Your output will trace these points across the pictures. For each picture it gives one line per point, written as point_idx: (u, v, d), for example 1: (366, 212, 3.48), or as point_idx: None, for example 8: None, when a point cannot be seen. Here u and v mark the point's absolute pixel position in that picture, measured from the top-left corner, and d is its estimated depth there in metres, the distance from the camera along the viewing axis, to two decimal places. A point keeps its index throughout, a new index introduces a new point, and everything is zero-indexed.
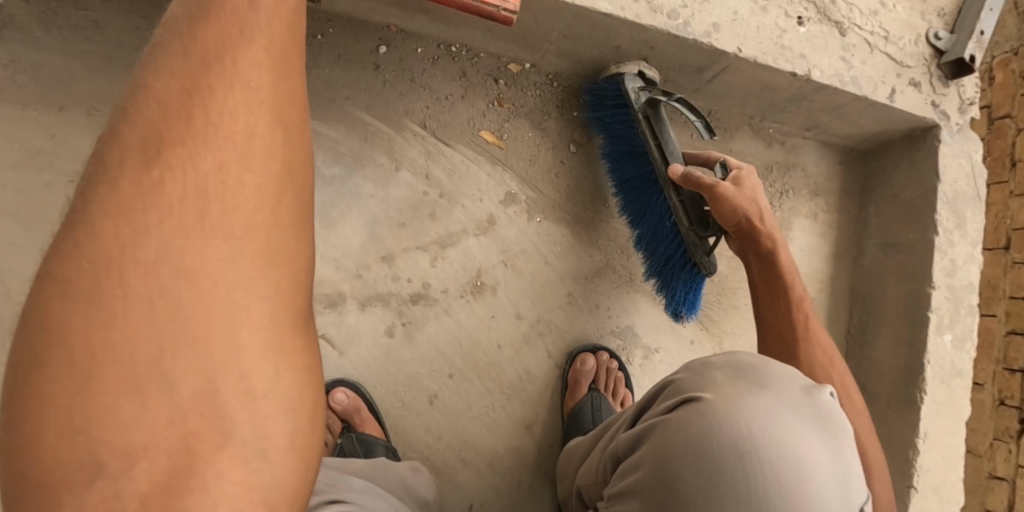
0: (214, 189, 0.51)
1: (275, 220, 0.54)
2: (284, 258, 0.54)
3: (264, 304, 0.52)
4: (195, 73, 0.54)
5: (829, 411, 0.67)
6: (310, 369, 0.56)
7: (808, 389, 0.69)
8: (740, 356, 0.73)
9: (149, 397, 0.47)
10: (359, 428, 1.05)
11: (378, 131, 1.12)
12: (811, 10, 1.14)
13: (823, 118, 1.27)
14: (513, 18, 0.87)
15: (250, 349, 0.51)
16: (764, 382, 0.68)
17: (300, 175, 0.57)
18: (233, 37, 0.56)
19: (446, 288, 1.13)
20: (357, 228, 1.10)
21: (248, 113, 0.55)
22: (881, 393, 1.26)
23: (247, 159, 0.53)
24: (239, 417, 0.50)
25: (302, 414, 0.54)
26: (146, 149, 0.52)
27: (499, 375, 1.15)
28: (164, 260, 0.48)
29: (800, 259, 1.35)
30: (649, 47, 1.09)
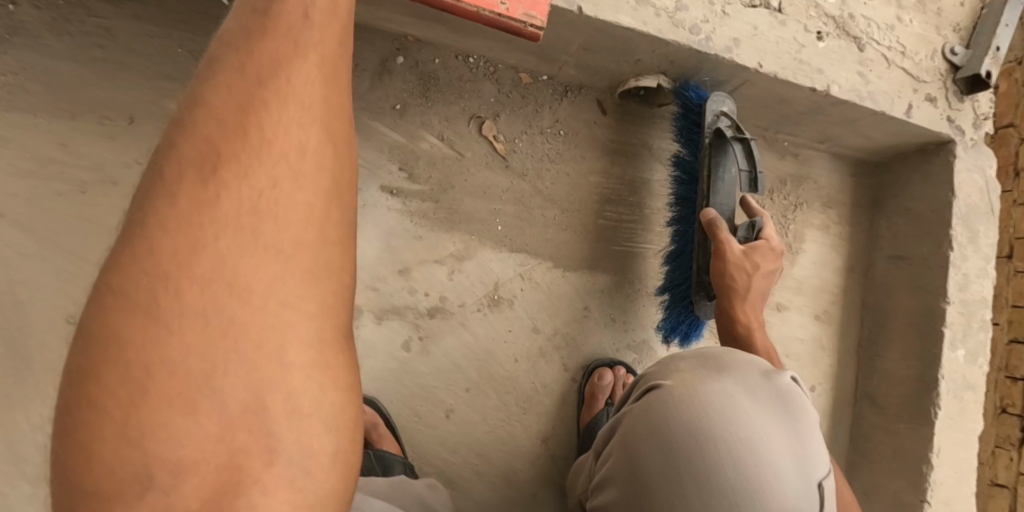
0: (266, 206, 0.52)
1: (322, 237, 0.54)
2: (331, 273, 0.55)
3: (310, 320, 0.53)
4: (252, 89, 0.54)
5: (783, 390, 0.75)
6: (355, 386, 0.57)
7: (763, 372, 0.77)
8: (705, 351, 0.81)
9: (201, 413, 0.48)
10: (376, 444, 1.03)
11: (394, 143, 1.11)
12: (830, 25, 1.14)
13: (838, 131, 1.26)
14: (539, 34, 0.86)
15: (296, 367, 0.52)
16: (721, 366, 0.77)
17: (346, 191, 0.58)
18: (286, 53, 0.55)
19: (463, 301, 1.12)
20: (373, 240, 1.09)
21: (301, 130, 0.54)
22: (893, 406, 1.27)
23: (298, 176, 0.53)
24: (284, 434, 0.52)
25: (345, 436, 0.56)
26: (202, 166, 0.51)
27: (514, 388, 1.14)
28: (218, 278, 0.49)
29: (812, 272, 1.35)
30: (668, 61, 1.09)
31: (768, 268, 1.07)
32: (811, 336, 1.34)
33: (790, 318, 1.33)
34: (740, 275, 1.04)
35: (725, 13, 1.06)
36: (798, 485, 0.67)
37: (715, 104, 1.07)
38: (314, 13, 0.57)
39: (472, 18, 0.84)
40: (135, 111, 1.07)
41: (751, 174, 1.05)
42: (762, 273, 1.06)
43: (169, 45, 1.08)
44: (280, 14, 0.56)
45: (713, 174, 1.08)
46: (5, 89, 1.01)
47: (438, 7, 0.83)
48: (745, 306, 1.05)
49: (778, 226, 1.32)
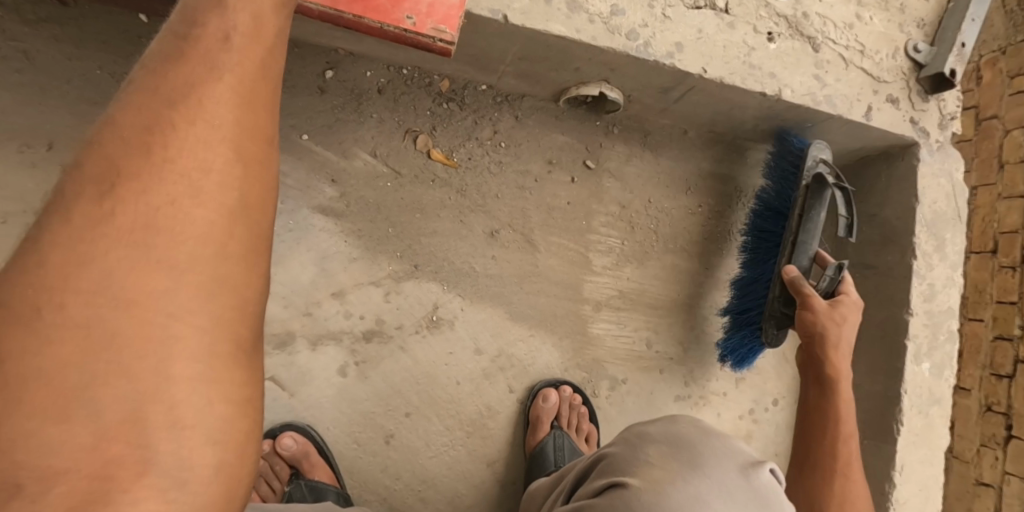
0: (165, 219, 0.45)
1: (223, 253, 0.47)
2: (230, 286, 0.47)
3: (205, 328, 0.45)
4: (161, 109, 0.48)
5: (766, 495, 0.64)
6: (249, 398, 0.47)
7: (744, 467, 0.66)
8: (676, 429, 0.71)
9: (73, 421, 0.40)
10: (307, 474, 1.01)
11: (326, 162, 1.06)
12: (782, 25, 1.08)
13: (798, 136, 1.21)
14: (451, 48, 0.82)
15: (182, 378, 0.43)
16: (698, 462, 0.65)
17: (255, 209, 0.51)
18: (199, 77, 0.50)
19: (401, 323, 1.08)
20: (307, 264, 1.05)
21: (206, 150, 0.48)
22: (858, 420, 1.22)
23: (205, 191, 0.47)
24: (163, 449, 0.42)
25: (230, 448, 0.46)
26: (102, 182, 0.45)
27: (458, 412, 1.10)
28: (107, 288, 0.42)
29: None
30: (609, 69, 1.04)
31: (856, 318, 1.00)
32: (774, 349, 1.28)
33: None
34: (831, 326, 0.96)
35: (666, 16, 1.01)
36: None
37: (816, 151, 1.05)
38: (236, 39, 0.53)
39: (379, 34, 0.80)
40: (56, 137, 1.02)
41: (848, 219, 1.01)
42: (852, 324, 0.98)
43: (89, 67, 1.04)
44: (199, 40, 0.51)
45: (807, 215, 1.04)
46: None
47: (342, 24, 0.79)
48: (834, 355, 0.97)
49: (738, 234, 1.26)
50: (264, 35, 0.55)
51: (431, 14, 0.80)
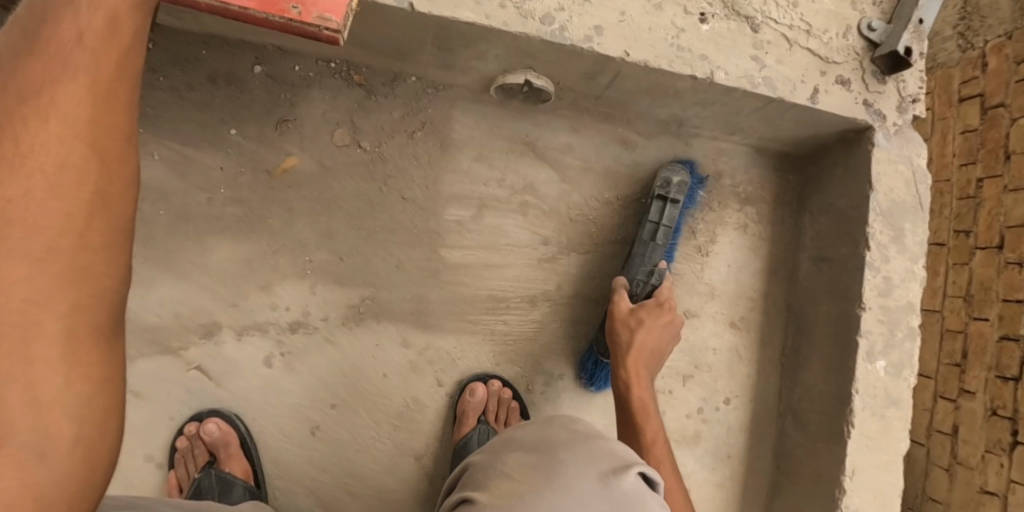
0: (15, 214, 0.44)
1: (81, 245, 0.48)
2: (87, 280, 0.48)
3: (60, 322, 0.46)
4: (12, 119, 0.45)
5: (622, 499, 0.64)
6: (107, 377, 0.50)
7: (604, 474, 0.66)
8: (545, 437, 0.74)
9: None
10: (221, 464, 1.03)
11: (254, 155, 1.08)
12: (716, 5, 1.04)
13: (744, 122, 1.15)
14: (340, 37, 0.81)
15: (39, 367, 0.45)
16: (554, 472, 0.67)
17: (117, 205, 0.51)
18: (55, 86, 0.47)
19: (327, 315, 1.08)
20: (234, 257, 1.07)
21: (62, 142, 0.47)
22: (812, 421, 1.15)
23: (69, 215, 0.47)
24: (21, 425, 0.44)
25: (89, 419, 0.48)
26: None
27: (386, 406, 1.10)
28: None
29: (726, 276, 1.22)
30: (530, 56, 1.02)
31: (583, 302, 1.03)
32: (725, 346, 1.22)
33: (700, 325, 1.21)
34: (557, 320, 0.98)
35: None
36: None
37: (665, 172, 1.12)
38: (89, 41, 0.50)
39: (266, 25, 0.80)
40: None
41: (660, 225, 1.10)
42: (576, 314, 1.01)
43: None
44: (49, 43, 0.48)
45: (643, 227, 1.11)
46: None
47: (230, 16, 0.79)
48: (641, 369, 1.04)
49: (685, 226, 1.21)
50: (123, 29, 0.52)
51: (317, 3, 0.79)
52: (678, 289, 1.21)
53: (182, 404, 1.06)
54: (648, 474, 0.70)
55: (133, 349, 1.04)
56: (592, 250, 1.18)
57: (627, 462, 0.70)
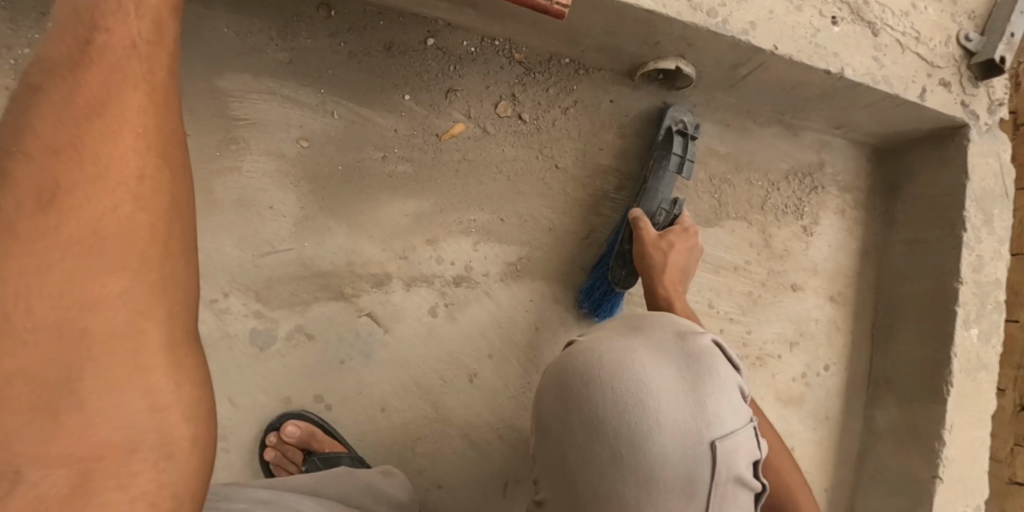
0: (98, 242, 0.48)
1: (163, 273, 0.51)
2: (177, 301, 0.52)
3: (163, 346, 0.50)
4: (80, 128, 0.50)
5: (696, 355, 0.72)
6: (206, 411, 0.53)
7: (679, 334, 0.74)
8: (636, 320, 0.78)
9: (59, 423, 0.45)
10: (319, 450, 1.06)
11: (425, 120, 1.17)
12: (845, 10, 1.19)
13: (851, 116, 1.30)
14: (565, 12, 0.93)
15: (148, 395, 0.49)
16: (635, 327, 0.77)
17: (185, 218, 0.54)
18: (115, 84, 0.52)
19: (487, 271, 1.17)
20: (404, 212, 1.14)
21: (131, 161, 0.51)
22: (905, 385, 1.29)
23: (158, 232, 0.51)
24: (147, 467, 0.48)
25: (202, 462, 0.52)
26: (40, 193, 0.47)
27: (536, 357, 1.19)
28: (65, 298, 0.46)
29: (827, 254, 1.36)
30: (687, 44, 1.14)
31: (685, 244, 1.14)
32: (825, 317, 1.35)
33: (805, 297, 1.34)
34: (657, 253, 1.10)
35: None
36: (680, 444, 0.65)
37: (677, 112, 1.23)
38: (141, 46, 0.54)
39: None
40: None
41: (682, 159, 1.19)
42: (681, 249, 1.12)
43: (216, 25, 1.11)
44: (105, 50, 0.52)
45: (659, 164, 1.19)
46: None
47: None
48: (667, 281, 1.09)
49: (793, 207, 1.35)
50: (164, 36, 0.56)
51: None
52: (786, 264, 1.34)
53: (350, 348, 1.12)
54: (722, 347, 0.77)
55: (310, 295, 1.11)
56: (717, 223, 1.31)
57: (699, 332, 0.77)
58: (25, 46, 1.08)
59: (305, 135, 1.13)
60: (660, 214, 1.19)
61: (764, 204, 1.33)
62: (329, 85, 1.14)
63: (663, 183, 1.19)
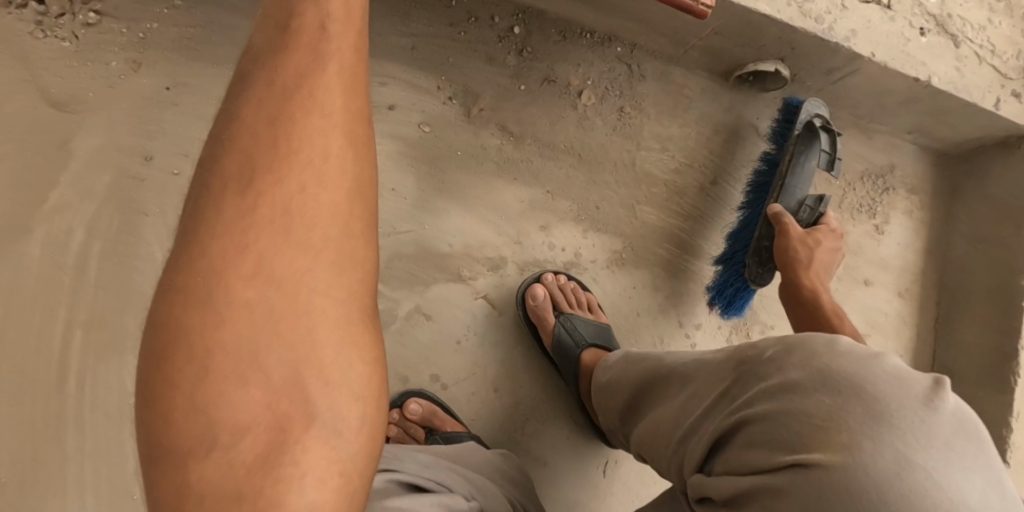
0: (298, 208, 0.52)
1: (347, 231, 0.54)
2: (358, 264, 0.55)
3: (342, 305, 0.53)
4: (279, 106, 0.54)
5: (960, 427, 0.54)
6: (378, 358, 0.56)
7: (930, 404, 0.55)
8: (840, 382, 0.57)
9: (250, 387, 0.50)
10: (440, 429, 1.09)
11: (539, 112, 1.21)
12: (931, 22, 1.26)
13: (926, 122, 1.38)
14: (706, 13, 0.97)
15: (328, 344, 0.52)
16: (878, 415, 0.54)
17: (367, 191, 0.57)
18: (315, 71, 0.55)
19: (595, 258, 1.23)
20: (518, 198, 1.18)
21: (325, 135, 0.54)
22: (970, 376, 1.37)
23: (347, 200, 0.55)
24: (322, 408, 0.51)
25: (369, 400, 0.54)
26: (241, 177, 0.52)
27: (637, 341, 1.25)
28: (261, 272, 0.51)
29: (896, 252, 1.44)
30: (790, 48, 1.20)
31: (831, 246, 1.14)
32: (894, 310, 1.43)
33: (876, 292, 1.42)
34: (803, 248, 1.09)
35: (846, 6, 1.18)
36: None
37: (812, 105, 1.18)
38: (331, 26, 0.57)
39: None
40: (201, 83, 1.10)
41: (832, 156, 1.13)
42: (826, 249, 1.12)
43: None
44: (300, 32, 0.56)
45: (793, 163, 1.15)
46: (193, 41, 1.10)
47: None
48: (811, 277, 1.07)
49: (867, 207, 1.43)
50: (354, 18, 0.59)
51: None
52: (859, 259, 1.41)
53: (467, 328, 1.15)
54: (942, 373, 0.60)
55: (430, 276, 1.14)
56: None
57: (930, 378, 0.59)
58: (154, 20, 1.08)
59: (427, 120, 1.15)
60: (803, 214, 1.17)
61: (841, 202, 1.41)
62: (449, 73, 1.17)
63: (801, 178, 1.17)
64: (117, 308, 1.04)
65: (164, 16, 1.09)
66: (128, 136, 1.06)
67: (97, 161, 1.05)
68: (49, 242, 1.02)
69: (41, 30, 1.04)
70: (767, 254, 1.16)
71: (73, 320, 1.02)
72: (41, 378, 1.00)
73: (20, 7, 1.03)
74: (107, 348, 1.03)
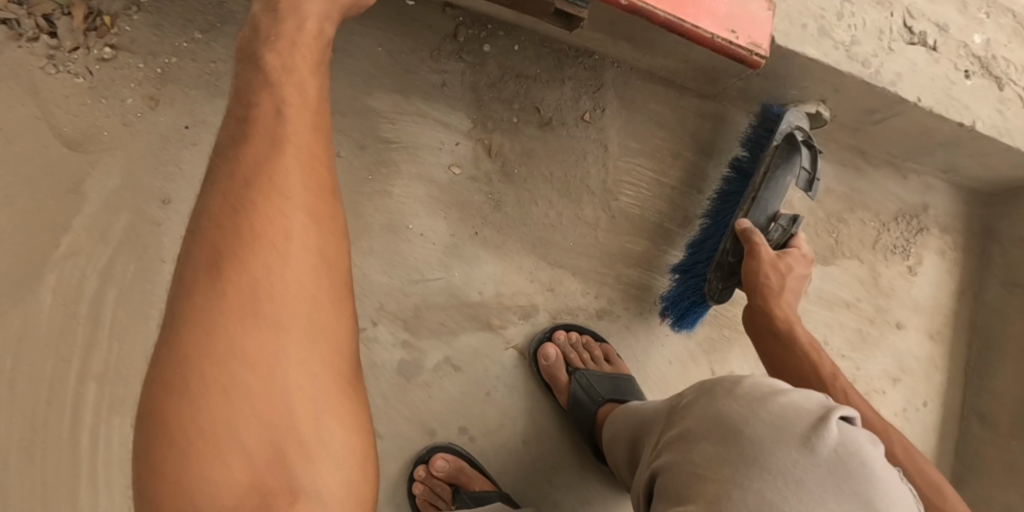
0: (262, 289, 0.51)
1: (314, 304, 0.53)
2: (329, 335, 0.53)
3: (315, 377, 0.52)
4: (241, 192, 0.53)
5: (839, 459, 0.58)
6: (360, 423, 0.55)
7: (807, 439, 0.59)
8: (736, 430, 0.62)
9: (228, 465, 0.48)
10: (468, 486, 1.04)
11: (571, 151, 1.16)
12: (976, 64, 1.20)
13: (964, 164, 1.34)
14: (760, 62, 0.93)
15: (304, 416, 0.51)
16: (752, 458, 0.59)
17: (337, 262, 0.56)
18: (272, 155, 0.55)
19: (628, 305, 1.19)
20: (551, 240, 1.14)
21: (287, 214, 0.53)
22: (1003, 423, 1.34)
23: (317, 271, 0.54)
24: (306, 478, 0.50)
25: (352, 465, 0.54)
26: (209, 266, 0.52)
27: (669, 390, 1.20)
28: (232, 355, 0.49)
29: (928, 293, 1.41)
30: (834, 90, 1.16)
31: (801, 271, 1.04)
32: (924, 354, 1.40)
33: (907, 335, 1.39)
34: (774, 273, 0.99)
35: (892, 49, 1.14)
36: None
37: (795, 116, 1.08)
38: (287, 110, 0.58)
39: (704, 44, 0.90)
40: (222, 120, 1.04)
41: (813, 176, 1.03)
42: (796, 276, 1.02)
43: (371, 44, 1.08)
44: (258, 122, 0.56)
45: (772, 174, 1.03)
46: (214, 76, 1.04)
47: (677, 31, 0.88)
48: (783, 302, 0.99)
49: (901, 248, 1.39)
50: (310, 102, 0.60)
51: (749, 31, 0.91)
52: (892, 301, 1.38)
53: (496, 378, 1.11)
54: (846, 417, 0.62)
55: (459, 325, 1.09)
56: (833, 260, 1.35)
57: (818, 408, 0.63)
58: (171, 54, 1.02)
59: (456, 162, 1.10)
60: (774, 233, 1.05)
61: (875, 243, 1.38)
62: (480, 110, 1.12)
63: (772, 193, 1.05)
64: (130, 359, 0.98)
65: (182, 49, 1.03)
66: (144, 177, 1.01)
67: (112, 204, 0.99)
68: (61, 290, 0.96)
69: (53, 65, 0.98)
70: (732, 274, 1.06)
71: (86, 374, 0.96)
72: (51, 436, 0.93)
73: (31, 40, 0.97)
74: (120, 402, 0.97)
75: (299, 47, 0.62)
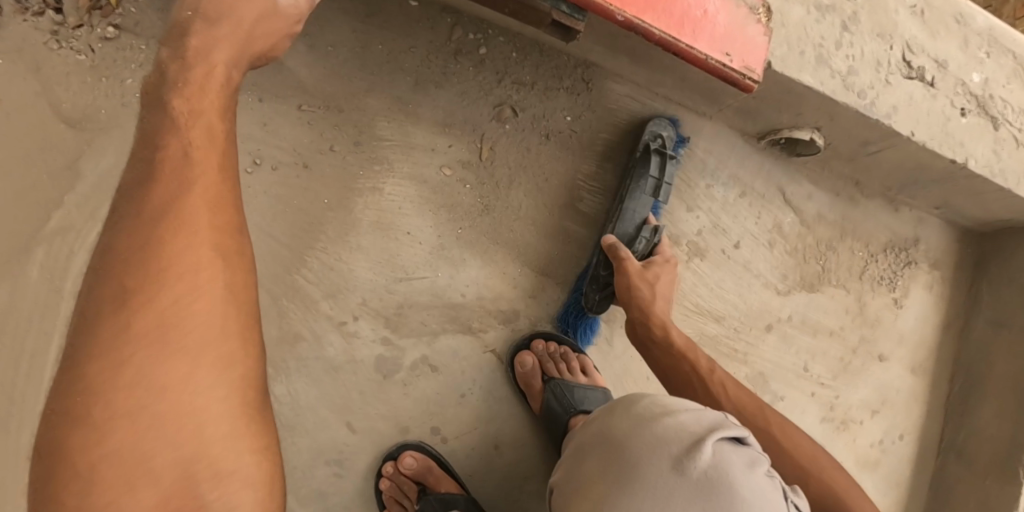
0: (172, 318, 0.52)
1: (223, 332, 0.54)
2: (238, 361, 0.55)
3: (224, 401, 0.53)
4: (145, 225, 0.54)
5: (704, 478, 0.68)
6: (268, 444, 0.57)
7: (678, 460, 0.69)
8: (620, 448, 0.74)
9: (139, 491, 0.49)
10: (434, 487, 1.06)
11: (557, 162, 1.17)
12: (972, 102, 1.20)
13: (957, 200, 1.34)
14: (752, 86, 0.94)
15: (215, 439, 0.53)
16: (621, 474, 0.71)
17: (244, 294, 0.57)
18: (179, 188, 0.55)
19: (608, 317, 1.21)
20: (536, 249, 1.16)
21: (193, 247, 0.54)
22: (978, 460, 1.33)
23: (224, 300, 0.55)
24: (215, 499, 0.52)
25: (261, 484, 0.56)
26: (115, 298, 0.52)
27: None
28: (142, 384, 0.50)
29: (913, 326, 1.41)
30: (828, 118, 1.16)
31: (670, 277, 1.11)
32: (906, 387, 1.40)
33: (890, 367, 1.39)
34: (644, 284, 1.05)
35: (889, 81, 1.14)
36: None
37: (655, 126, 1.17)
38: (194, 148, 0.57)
39: (698, 65, 0.91)
40: None
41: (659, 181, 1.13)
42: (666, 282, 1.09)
43: (372, 40, 1.07)
44: (164, 160, 0.56)
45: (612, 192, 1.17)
46: None
47: (672, 51, 0.88)
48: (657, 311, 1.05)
49: (888, 278, 1.40)
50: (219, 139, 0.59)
51: (744, 56, 0.92)
52: (876, 331, 1.39)
53: (472, 382, 1.11)
54: (724, 440, 0.72)
55: (440, 326, 1.10)
56: (819, 285, 1.35)
57: (702, 429, 0.73)
58: None
59: (448, 163, 1.11)
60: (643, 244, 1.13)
61: (863, 272, 1.38)
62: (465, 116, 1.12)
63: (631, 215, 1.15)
64: None
65: None
66: None
67: (103, 187, 1.00)
68: (48, 268, 0.97)
69: (57, 41, 0.98)
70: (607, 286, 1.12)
71: None
72: (27, 412, 0.94)
73: (36, 14, 0.97)
74: None
75: (206, 94, 0.61)
